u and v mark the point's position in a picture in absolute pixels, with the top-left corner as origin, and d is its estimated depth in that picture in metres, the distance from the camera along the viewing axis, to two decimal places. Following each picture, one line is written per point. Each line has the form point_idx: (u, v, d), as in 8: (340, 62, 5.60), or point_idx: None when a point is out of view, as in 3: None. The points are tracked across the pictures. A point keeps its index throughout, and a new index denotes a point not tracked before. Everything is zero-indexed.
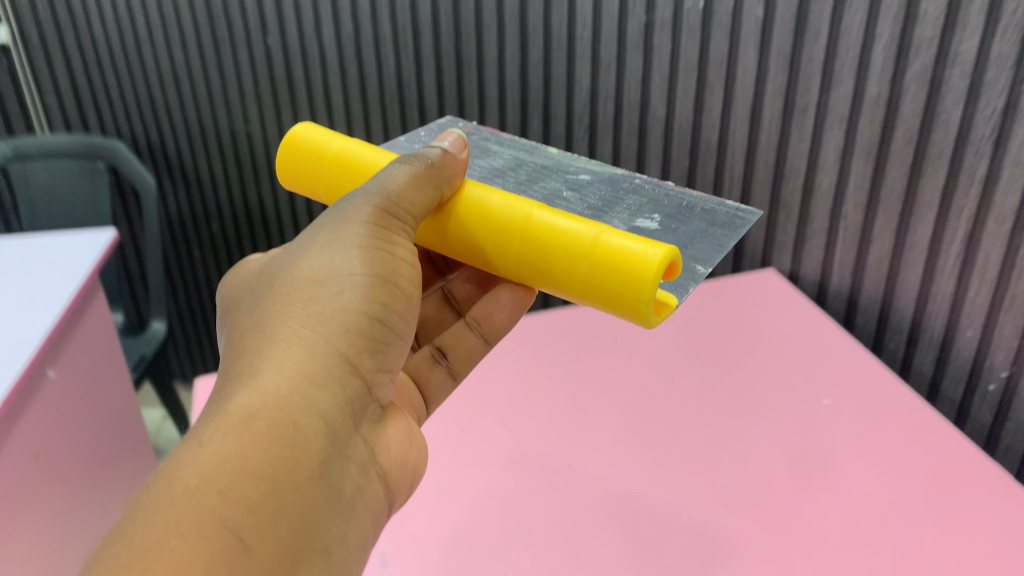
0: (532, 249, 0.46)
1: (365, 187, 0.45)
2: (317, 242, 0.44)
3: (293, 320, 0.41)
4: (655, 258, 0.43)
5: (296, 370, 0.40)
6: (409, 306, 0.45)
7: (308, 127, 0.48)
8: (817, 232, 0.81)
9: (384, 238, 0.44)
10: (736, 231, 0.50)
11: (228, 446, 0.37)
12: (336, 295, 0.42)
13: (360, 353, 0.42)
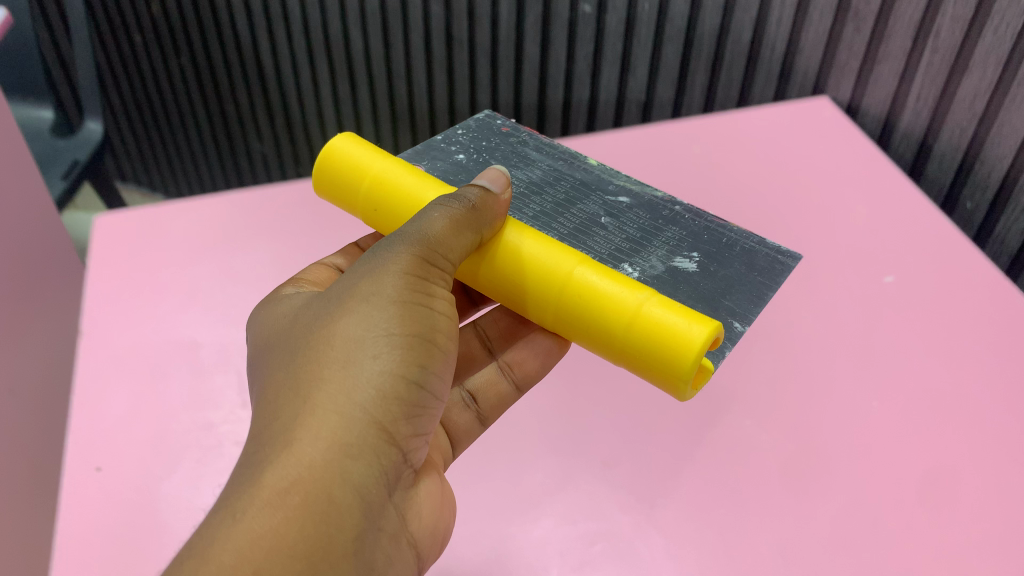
0: (574, 307, 0.46)
1: (403, 235, 0.44)
2: (352, 296, 0.42)
3: (328, 383, 0.40)
4: (699, 335, 0.43)
5: (331, 438, 0.38)
6: (444, 362, 0.43)
7: (354, 149, 0.53)
8: (903, 48, 0.75)
9: (420, 292, 0.43)
10: (775, 282, 0.55)
11: (270, 525, 0.35)
12: (377, 356, 0.40)
13: (397, 416, 0.40)
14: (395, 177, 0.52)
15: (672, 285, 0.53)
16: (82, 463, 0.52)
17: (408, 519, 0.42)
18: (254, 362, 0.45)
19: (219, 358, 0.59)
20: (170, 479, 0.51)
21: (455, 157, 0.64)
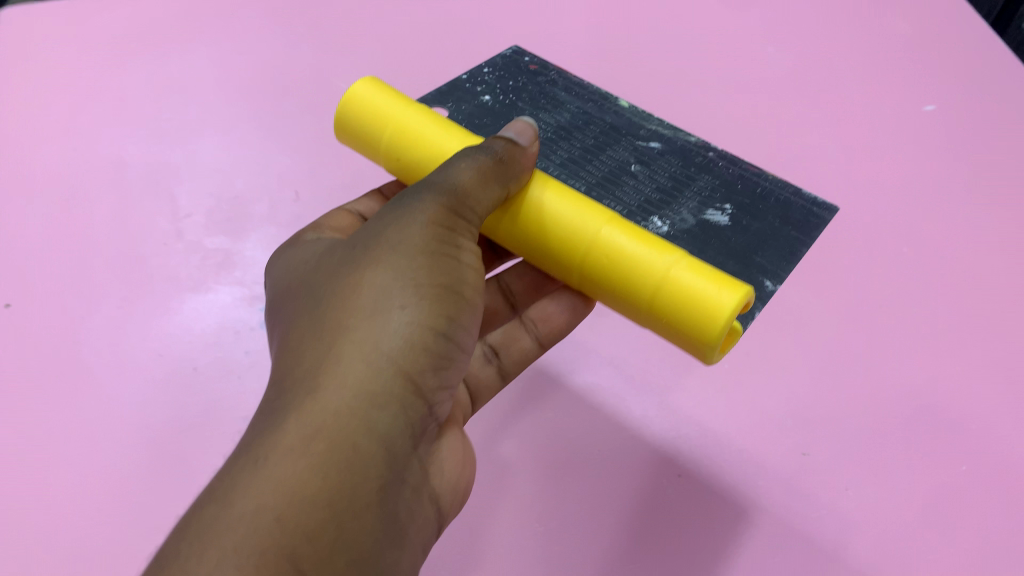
0: (611, 270, 0.51)
1: (431, 184, 0.48)
2: (377, 247, 0.45)
3: (355, 327, 0.42)
4: (731, 302, 0.47)
5: (356, 386, 0.40)
6: (471, 315, 0.46)
7: (377, 99, 0.61)
8: None
9: (440, 251, 0.46)
10: (809, 235, 0.72)
11: (300, 465, 0.37)
12: (399, 306, 0.43)
13: (423, 366, 0.42)
14: (416, 125, 0.60)
15: (704, 241, 0.69)
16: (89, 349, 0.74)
17: (427, 471, 0.44)
18: (275, 311, 0.47)
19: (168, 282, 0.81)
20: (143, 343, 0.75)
21: (479, 96, 0.83)
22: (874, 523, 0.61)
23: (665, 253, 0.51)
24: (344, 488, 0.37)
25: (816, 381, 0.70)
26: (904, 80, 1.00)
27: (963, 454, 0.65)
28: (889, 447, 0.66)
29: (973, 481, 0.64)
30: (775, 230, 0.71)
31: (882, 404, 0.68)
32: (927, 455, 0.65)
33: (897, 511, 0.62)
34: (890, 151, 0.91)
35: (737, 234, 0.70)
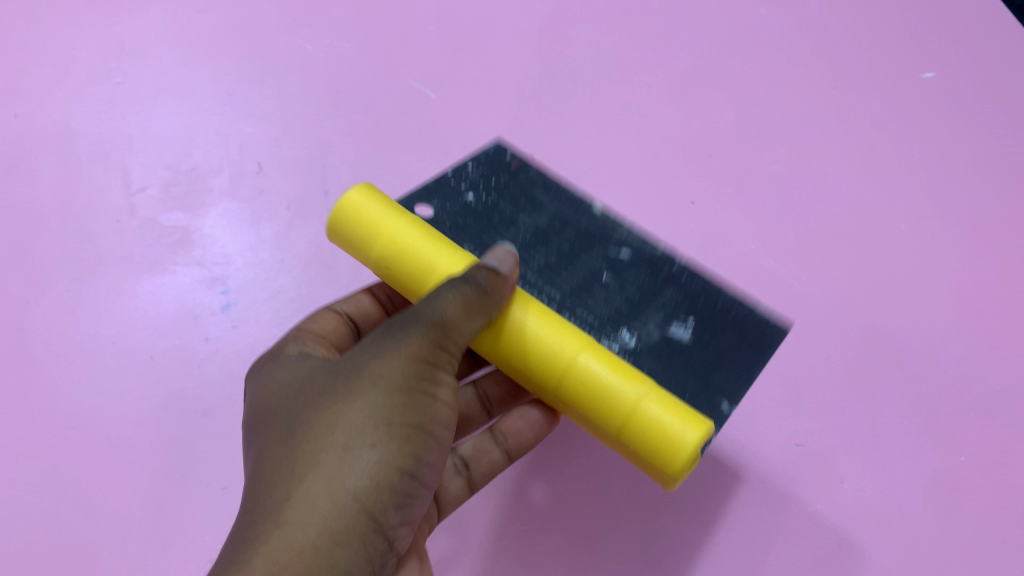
0: (591, 394, 0.80)
1: (423, 313, 0.78)
2: (375, 379, 0.76)
3: (361, 431, 0.73)
4: (693, 441, 0.76)
5: (355, 480, 0.72)
6: (435, 450, 0.79)
7: (365, 201, 0.89)
8: None
9: (418, 374, 0.78)
10: (758, 352, 1.01)
11: (279, 557, 0.67)
12: (366, 447, 0.73)
13: (399, 484, 0.74)
14: (404, 237, 0.88)
15: (664, 350, 1.01)
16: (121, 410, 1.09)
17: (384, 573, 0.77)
18: (302, 388, 0.79)
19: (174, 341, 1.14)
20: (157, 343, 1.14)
21: (462, 196, 1.12)
22: (760, 502, 1.08)
23: (636, 383, 0.80)
24: (329, 551, 0.69)
25: (749, 414, 1.13)
26: (799, 155, 1.33)
27: (829, 450, 1.10)
28: (763, 447, 1.11)
29: (851, 494, 1.08)
30: (731, 349, 1.01)
31: (756, 434, 1.12)
32: (862, 470, 1.09)
33: (796, 500, 1.07)
34: (807, 205, 1.29)
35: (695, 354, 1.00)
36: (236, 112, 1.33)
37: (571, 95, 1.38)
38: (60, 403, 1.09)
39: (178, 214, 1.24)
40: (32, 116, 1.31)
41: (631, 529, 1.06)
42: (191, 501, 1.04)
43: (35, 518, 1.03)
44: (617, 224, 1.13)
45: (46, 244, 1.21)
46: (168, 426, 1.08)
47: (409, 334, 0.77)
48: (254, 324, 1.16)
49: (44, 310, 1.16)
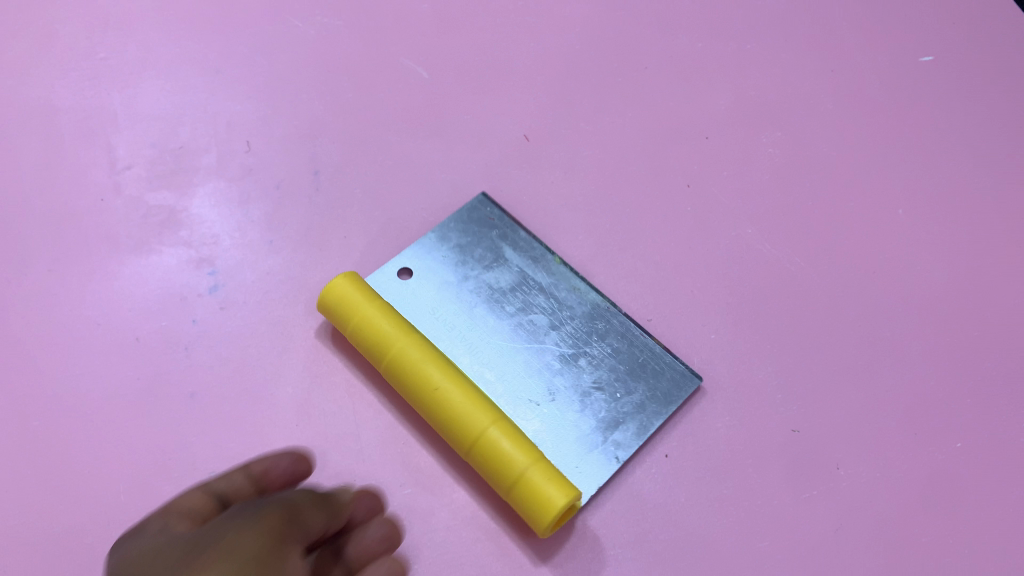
0: (490, 465, 0.96)
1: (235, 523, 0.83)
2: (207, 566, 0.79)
3: None
4: (555, 505, 0.91)
5: None
6: None
7: (342, 285, 1.06)
8: None
9: (264, 552, 0.81)
10: (666, 407, 1.06)
11: None
12: None
13: None
14: (370, 314, 1.04)
15: (586, 406, 1.05)
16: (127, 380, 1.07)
17: None
18: None
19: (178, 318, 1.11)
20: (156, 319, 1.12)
21: (440, 253, 1.15)
22: (757, 487, 1.05)
23: (531, 451, 0.96)
24: None
25: (746, 399, 1.11)
26: (796, 139, 1.32)
27: (825, 436, 1.09)
28: (759, 432, 1.09)
29: (848, 480, 1.06)
30: (646, 405, 1.06)
31: (754, 419, 1.09)
32: (860, 455, 1.08)
33: (793, 486, 1.05)
34: (805, 190, 1.27)
35: (608, 406, 1.05)
36: (223, 90, 1.30)
37: (566, 76, 1.35)
38: (42, 386, 1.06)
39: (165, 193, 1.20)
40: (11, 92, 1.27)
41: (627, 518, 1.03)
42: (176, 485, 1.01)
43: (16, 503, 1.00)
44: (575, 277, 1.15)
45: (27, 222, 1.17)
46: (153, 409, 1.06)
47: (264, 515, 0.83)
48: (242, 306, 1.13)
49: (26, 289, 1.13)
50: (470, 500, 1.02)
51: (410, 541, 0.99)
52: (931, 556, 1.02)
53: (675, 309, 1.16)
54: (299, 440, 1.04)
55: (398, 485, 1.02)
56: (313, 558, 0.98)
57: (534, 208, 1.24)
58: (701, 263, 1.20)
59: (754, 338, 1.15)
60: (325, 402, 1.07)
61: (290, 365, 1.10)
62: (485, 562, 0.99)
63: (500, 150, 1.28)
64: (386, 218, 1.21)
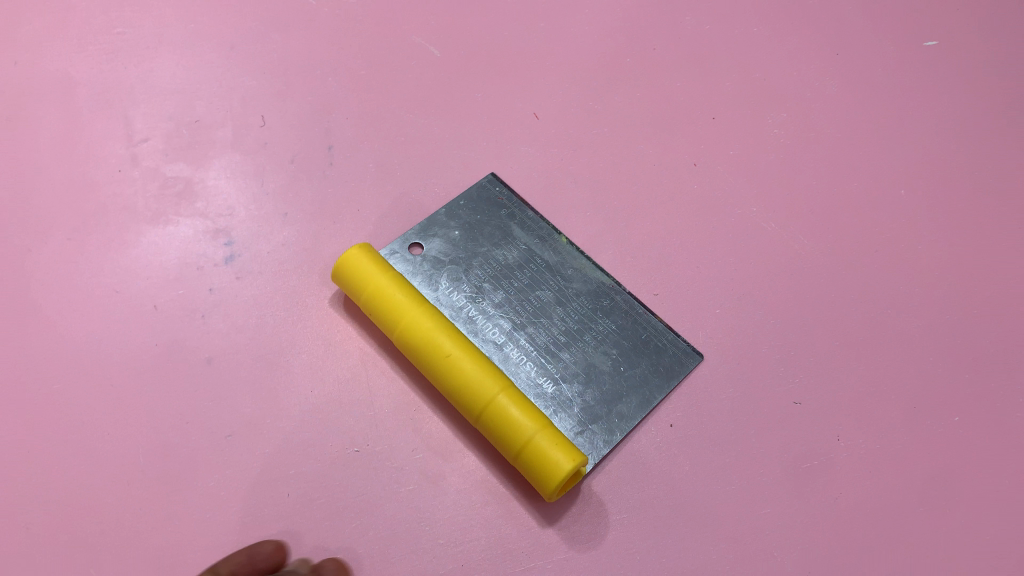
0: (499, 432, 0.99)
1: None
2: None
3: None
4: (563, 470, 0.94)
5: None
6: None
7: (357, 255, 1.08)
8: None
9: None
10: (668, 383, 1.09)
11: None
12: None
13: None
14: (382, 284, 1.06)
15: (591, 379, 1.07)
16: (142, 348, 1.10)
17: None
18: None
19: (191, 288, 1.14)
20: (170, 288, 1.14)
21: (449, 228, 1.17)
22: (759, 457, 1.08)
23: (539, 419, 0.98)
24: None
25: (749, 371, 1.13)
26: (801, 120, 1.34)
27: (826, 408, 1.11)
28: (762, 403, 1.11)
29: (847, 451, 1.09)
30: (650, 380, 1.09)
31: (756, 391, 1.12)
32: (859, 428, 1.10)
33: (794, 456, 1.08)
34: (809, 170, 1.29)
35: (612, 379, 1.07)
36: (238, 65, 1.32)
37: (575, 56, 1.37)
38: (63, 351, 1.09)
39: (182, 165, 1.23)
40: (30, 65, 1.29)
41: (632, 484, 1.05)
42: (194, 447, 1.04)
43: (37, 462, 1.03)
44: (581, 255, 1.18)
45: (47, 192, 1.20)
46: (171, 374, 1.08)
47: None
48: (257, 276, 1.16)
49: (46, 257, 1.15)
50: (479, 465, 1.05)
51: (421, 503, 1.02)
52: (927, 525, 1.05)
53: (680, 284, 1.19)
54: (313, 406, 1.07)
55: (410, 449, 1.05)
56: (327, 517, 1.01)
57: (543, 184, 1.26)
58: (706, 240, 1.23)
59: (758, 314, 1.17)
60: (338, 369, 1.10)
61: (304, 333, 1.12)
62: (495, 524, 1.02)
63: (510, 128, 1.30)
64: (398, 192, 1.24)
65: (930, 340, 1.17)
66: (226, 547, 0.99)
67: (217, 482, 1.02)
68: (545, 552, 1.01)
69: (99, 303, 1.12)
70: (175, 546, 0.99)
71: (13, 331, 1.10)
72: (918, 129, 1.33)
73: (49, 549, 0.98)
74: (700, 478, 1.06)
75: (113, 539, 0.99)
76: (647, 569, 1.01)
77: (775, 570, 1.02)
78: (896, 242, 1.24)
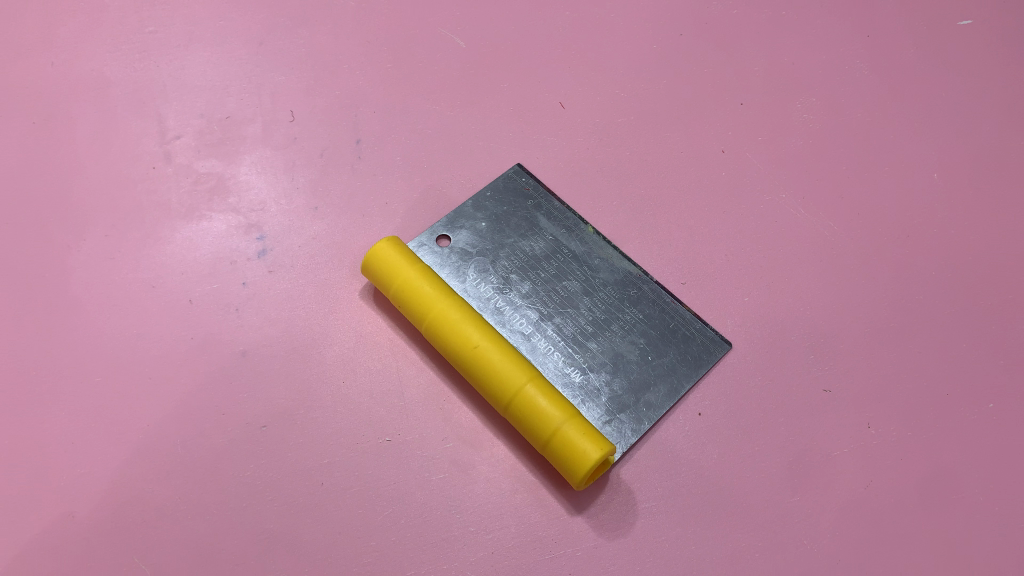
0: (527, 422, 1.00)
1: None
2: None
3: None
4: (591, 459, 0.95)
5: None
6: None
7: (387, 248, 1.09)
8: None
9: None
10: (697, 372, 1.09)
11: None
12: None
13: None
14: (411, 277, 1.07)
15: (619, 369, 1.07)
16: (181, 340, 1.13)
17: None
18: None
19: (225, 282, 1.17)
20: (206, 283, 1.17)
21: (476, 220, 1.18)
22: (788, 444, 1.08)
23: (566, 409, 0.99)
24: None
25: (779, 359, 1.13)
26: (830, 105, 1.32)
27: (856, 395, 1.11)
28: (791, 391, 1.11)
29: (878, 438, 1.08)
30: (679, 369, 1.09)
31: (786, 379, 1.12)
32: (890, 415, 1.10)
33: (823, 443, 1.08)
34: (839, 154, 1.28)
35: (639, 368, 1.08)
36: (267, 61, 1.34)
37: (601, 44, 1.37)
38: (102, 345, 1.12)
39: (214, 161, 1.25)
40: (66, 65, 1.33)
41: (660, 472, 1.06)
42: (230, 438, 1.07)
43: (79, 454, 1.06)
44: (609, 245, 1.18)
45: (85, 190, 1.23)
46: (207, 366, 1.11)
47: None
48: (289, 269, 1.18)
49: (85, 253, 1.18)
50: (508, 453, 1.06)
51: (452, 491, 1.04)
52: (960, 512, 1.04)
53: (709, 272, 1.18)
54: (345, 396, 1.09)
55: (440, 438, 1.06)
56: (360, 505, 1.03)
57: (570, 173, 1.26)
58: (735, 228, 1.22)
59: (788, 301, 1.17)
60: (369, 360, 1.12)
61: (336, 325, 1.14)
62: (525, 512, 1.03)
63: (536, 118, 1.31)
64: (426, 184, 1.25)
65: (964, 325, 1.15)
66: (263, 535, 1.02)
67: (253, 472, 1.05)
68: (575, 540, 1.02)
69: (139, 299, 1.15)
70: (215, 534, 1.02)
71: (56, 326, 1.14)
72: (952, 111, 1.31)
73: (95, 537, 1.02)
74: (730, 465, 1.07)
75: (154, 527, 1.02)
76: (676, 556, 1.02)
77: (805, 558, 1.02)
78: (928, 226, 1.22)
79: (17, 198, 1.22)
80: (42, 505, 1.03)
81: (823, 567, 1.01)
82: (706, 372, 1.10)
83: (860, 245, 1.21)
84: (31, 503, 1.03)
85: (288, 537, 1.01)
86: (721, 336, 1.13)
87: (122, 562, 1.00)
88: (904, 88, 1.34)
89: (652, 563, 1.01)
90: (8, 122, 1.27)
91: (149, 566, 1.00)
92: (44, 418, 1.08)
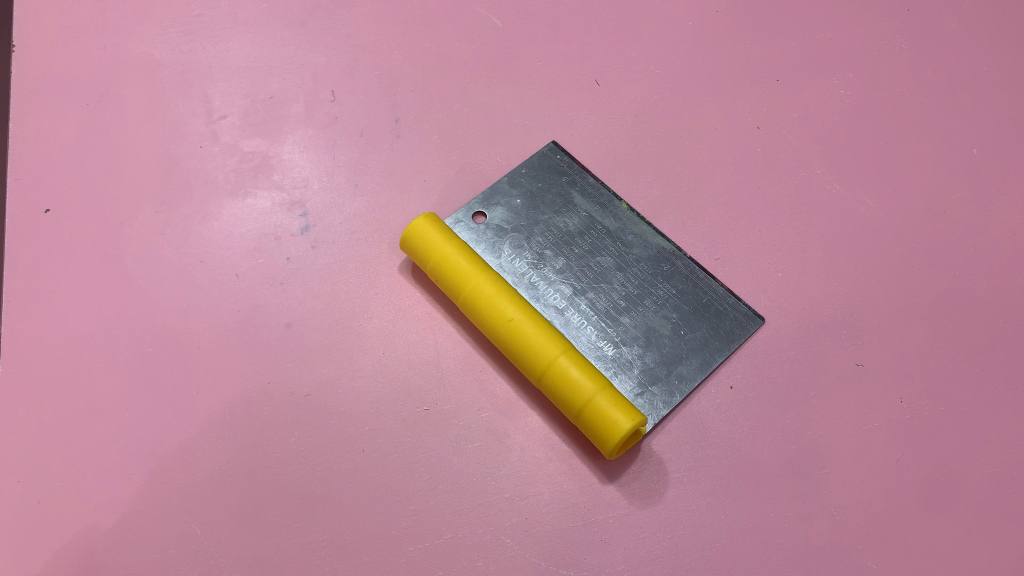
0: (560, 393, 1.03)
1: None
2: None
3: None
4: (623, 430, 0.97)
5: None
6: None
7: (425, 225, 1.12)
8: None
9: None
10: (729, 347, 1.11)
11: None
12: None
13: None
14: (447, 254, 1.10)
15: (652, 343, 1.09)
16: (227, 313, 1.17)
17: None
18: None
19: (269, 257, 1.21)
20: (250, 258, 1.21)
21: (512, 198, 1.20)
22: (819, 418, 1.09)
23: (599, 381, 1.02)
24: None
25: (811, 334, 1.14)
26: (868, 81, 1.32)
27: (889, 371, 1.11)
28: (823, 366, 1.12)
29: (910, 413, 1.09)
30: (711, 343, 1.11)
31: (818, 354, 1.13)
32: (923, 389, 1.10)
33: (855, 417, 1.09)
34: (876, 130, 1.27)
35: (671, 342, 1.09)
36: (309, 42, 1.37)
37: (636, 22, 1.38)
38: (154, 317, 1.18)
39: (258, 140, 1.29)
40: (117, 48, 1.37)
41: (692, 444, 1.08)
42: (276, 406, 1.11)
43: (132, 421, 1.12)
44: (644, 221, 1.19)
45: (135, 169, 1.28)
46: (253, 338, 1.15)
47: None
48: (331, 245, 1.22)
49: (137, 229, 1.23)
50: (542, 423, 1.09)
51: (488, 459, 1.07)
52: (991, 485, 1.05)
53: (742, 248, 1.19)
54: (385, 367, 1.13)
55: (476, 408, 1.10)
56: (399, 471, 1.07)
57: (604, 150, 1.27)
58: (769, 204, 1.23)
59: (821, 277, 1.17)
60: (407, 333, 1.15)
61: (376, 298, 1.18)
62: (558, 480, 1.06)
63: (571, 96, 1.32)
64: (463, 161, 1.27)
65: (999, 300, 1.15)
66: (307, 498, 1.06)
67: (297, 439, 1.09)
68: (606, 508, 1.05)
69: (187, 273, 1.20)
70: (261, 497, 1.07)
71: (108, 299, 1.19)
72: (994, 85, 1.30)
73: (149, 499, 1.07)
74: (761, 436, 1.08)
75: (204, 489, 1.08)
76: (706, 524, 1.04)
77: (834, 528, 1.03)
78: (966, 201, 1.21)
79: (72, 177, 1.27)
80: (100, 469, 1.09)
81: (852, 537, 1.03)
82: (738, 347, 1.12)
83: (896, 220, 1.21)
84: (89, 465, 1.09)
85: (330, 500, 1.06)
86: (752, 312, 1.14)
87: (174, 522, 1.06)
88: (945, 63, 1.32)
89: (683, 530, 1.04)
90: (63, 103, 1.33)
91: (199, 526, 1.06)
92: (99, 386, 1.14)
